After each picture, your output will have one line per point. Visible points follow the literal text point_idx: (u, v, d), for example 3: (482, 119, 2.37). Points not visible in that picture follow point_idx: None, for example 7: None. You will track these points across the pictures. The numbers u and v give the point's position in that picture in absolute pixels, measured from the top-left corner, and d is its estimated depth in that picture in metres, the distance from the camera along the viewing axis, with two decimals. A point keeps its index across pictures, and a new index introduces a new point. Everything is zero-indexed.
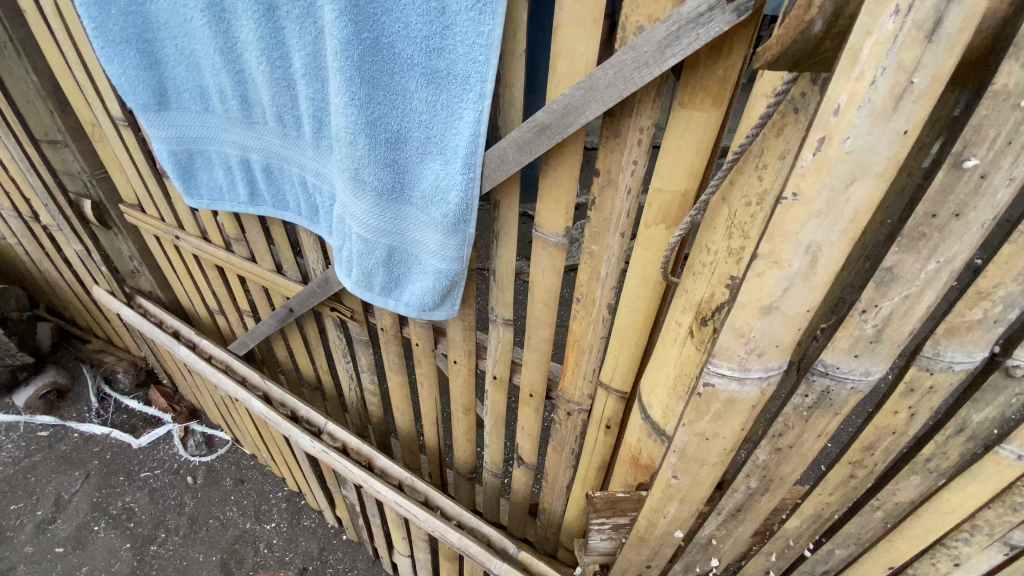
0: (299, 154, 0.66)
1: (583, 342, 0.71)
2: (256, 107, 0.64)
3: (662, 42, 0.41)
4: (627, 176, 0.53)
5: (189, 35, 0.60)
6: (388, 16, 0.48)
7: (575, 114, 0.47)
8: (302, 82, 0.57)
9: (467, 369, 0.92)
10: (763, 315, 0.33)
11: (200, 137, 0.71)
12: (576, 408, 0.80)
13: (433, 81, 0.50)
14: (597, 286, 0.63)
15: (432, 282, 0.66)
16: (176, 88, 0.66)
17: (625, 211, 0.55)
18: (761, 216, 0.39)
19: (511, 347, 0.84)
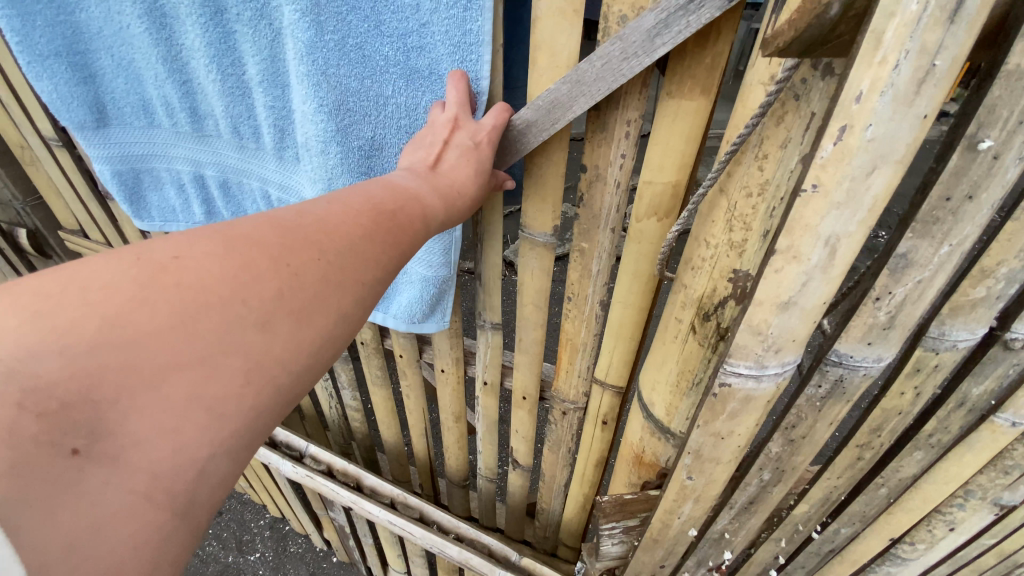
0: (260, 167, 0.62)
1: (576, 341, 0.69)
2: (208, 119, 0.59)
3: (650, 31, 0.39)
4: (616, 170, 0.51)
5: (127, 44, 0.54)
6: (355, 15, 0.44)
7: (562, 110, 0.45)
8: (259, 90, 0.53)
9: (456, 376, 0.90)
10: (782, 311, 0.32)
11: (147, 155, 0.65)
12: (571, 406, 0.78)
13: (413, 81, 0.47)
14: (589, 284, 0.62)
15: (419, 291, 0.63)
16: (117, 101, 0.60)
17: (615, 206, 0.54)
18: (763, 207, 0.38)
19: (501, 351, 0.82)
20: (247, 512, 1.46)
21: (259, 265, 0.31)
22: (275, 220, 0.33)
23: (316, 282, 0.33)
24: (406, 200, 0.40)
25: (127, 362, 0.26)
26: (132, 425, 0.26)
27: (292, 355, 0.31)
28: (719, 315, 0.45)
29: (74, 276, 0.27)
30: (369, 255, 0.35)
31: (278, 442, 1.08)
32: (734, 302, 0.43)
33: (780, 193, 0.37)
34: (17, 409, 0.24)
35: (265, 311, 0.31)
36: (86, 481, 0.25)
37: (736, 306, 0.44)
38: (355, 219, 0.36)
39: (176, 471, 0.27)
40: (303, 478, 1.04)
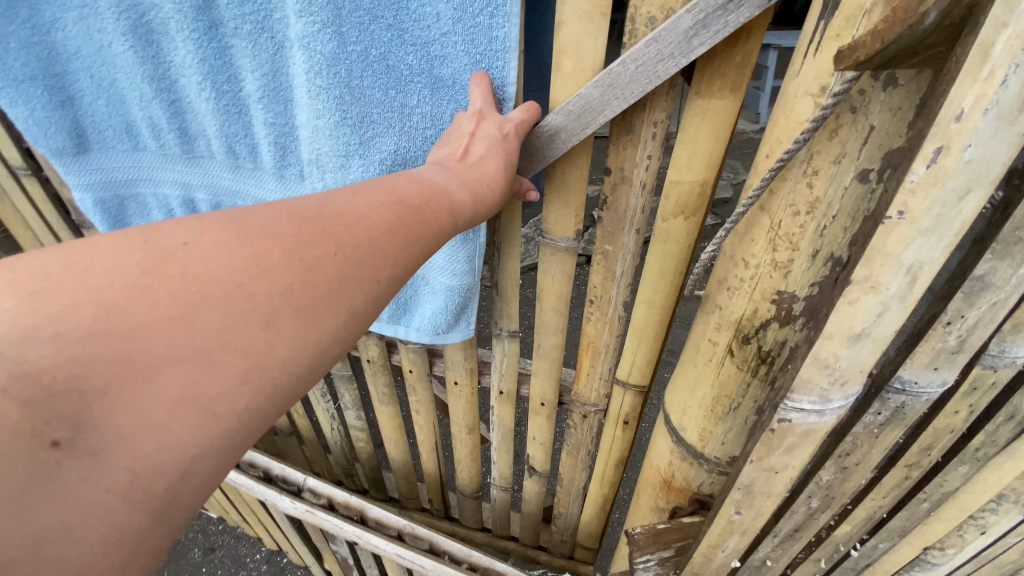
0: (257, 188, 0.59)
1: (598, 343, 0.76)
2: (200, 139, 0.56)
3: (687, 32, 0.41)
4: (642, 171, 0.57)
5: (109, 64, 0.51)
6: (377, 24, 0.46)
7: (594, 114, 0.48)
8: (259, 106, 0.52)
9: (470, 388, 0.96)
10: (853, 344, 0.30)
11: (131, 179, 0.60)
12: (591, 408, 0.86)
13: (437, 90, 0.49)
14: (612, 285, 0.68)
15: (443, 301, 0.70)
16: (96, 125, 0.56)
17: (639, 207, 0.60)
18: (813, 226, 0.35)
19: (517, 360, 0.89)
20: (241, 546, 1.39)
21: (268, 257, 0.31)
22: (292, 208, 0.34)
23: (330, 279, 0.33)
24: (433, 193, 0.40)
25: (123, 354, 0.27)
26: (116, 419, 0.27)
27: (295, 356, 0.31)
28: (760, 338, 0.42)
29: (77, 258, 0.28)
30: (388, 249, 0.35)
31: (274, 477, 1.04)
32: (778, 324, 0.41)
33: (831, 212, 0.35)
34: (3, 394, 0.24)
35: (269, 308, 0.31)
36: (66, 473, 0.26)
37: (778, 327, 0.41)
38: (380, 215, 0.36)
39: (156, 472, 0.27)
40: (302, 513, 0.98)
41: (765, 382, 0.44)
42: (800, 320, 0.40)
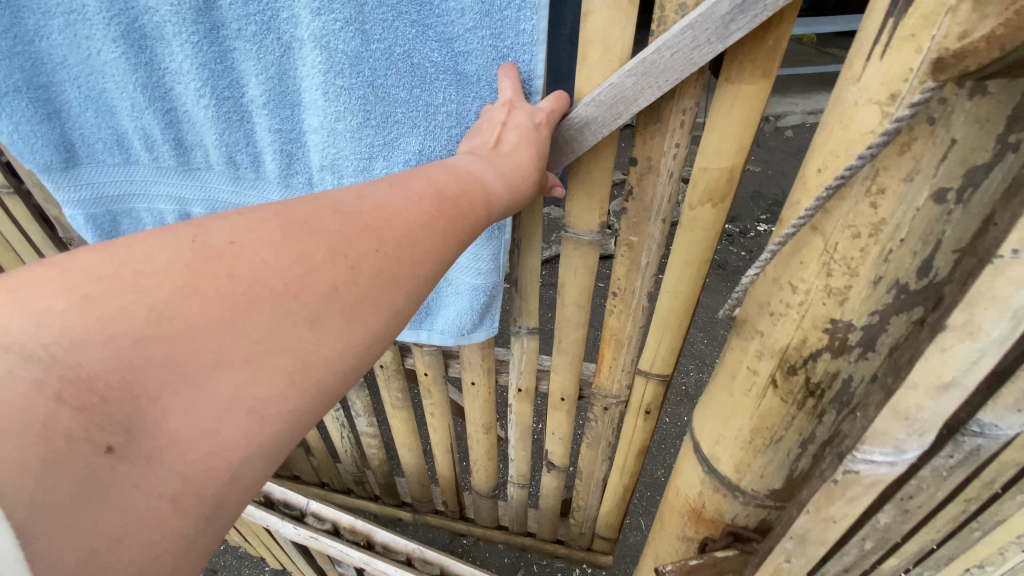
0: (258, 194, 0.76)
1: (621, 334, 1.05)
2: (192, 149, 0.73)
3: (725, 19, 0.57)
4: (671, 158, 0.78)
5: (99, 74, 0.66)
6: (379, 27, 0.60)
7: (628, 101, 0.66)
8: (263, 112, 0.67)
9: (488, 385, 1.24)
10: (940, 393, 0.32)
11: (123, 193, 0.78)
12: (612, 399, 1.19)
13: (462, 85, 0.64)
14: (637, 275, 0.94)
15: (471, 298, 0.88)
16: (87, 138, 0.72)
17: (666, 192, 0.82)
18: (876, 249, 0.37)
19: (535, 356, 1.16)
20: (243, 567, 1.43)
21: (315, 254, 0.41)
22: (332, 206, 0.44)
23: (371, 276, 0.42)
24: (470, 185, 0.53)
25: (172, 360, 0.35)
26: (166, 426, 0.35)
27: (339, 349, 0.41)
28: (809, 368, 0.44)
29: (127, 263, 0.36)
30: (427, 240, 0.46)
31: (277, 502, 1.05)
32: (830, 354, 0.43)
33: (898, 233, 0.36)
34: (60, 401, 0.32)
35: (313, 309, 0.40)
36: (117, 478, 0.34)
37: (830, 356, 0.43)
38: (421, 207, 0.47)
39: (202, 478, 0.36)
40: (307, 539, 1.00)
41: (812, 414, 0.47)
42: (856, 348, 0.42)
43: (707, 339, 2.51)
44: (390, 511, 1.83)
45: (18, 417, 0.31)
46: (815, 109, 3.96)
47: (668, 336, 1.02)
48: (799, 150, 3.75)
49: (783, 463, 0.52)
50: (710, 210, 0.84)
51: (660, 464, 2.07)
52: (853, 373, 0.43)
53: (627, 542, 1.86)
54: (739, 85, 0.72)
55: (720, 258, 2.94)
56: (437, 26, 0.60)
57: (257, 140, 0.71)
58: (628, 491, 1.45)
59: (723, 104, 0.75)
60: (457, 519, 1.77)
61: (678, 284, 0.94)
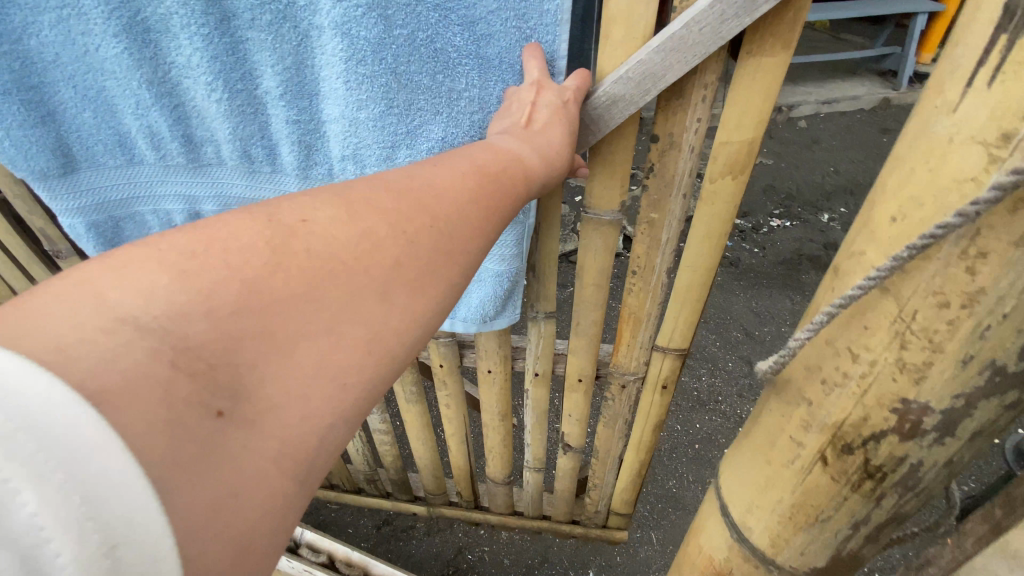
0: (270, 188, 0.81)
1: (639, 313, 1.08)
2: (202, 145, 0.76)
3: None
4: (692, 134, 0.82)
5: (96, 72, 0.69)
6: (398, 14, 0.63)
7: (656, 78, 0.69)
8: (279, 102, 0.71)
9: (504, 372, 1.30)
10: None
11: (125, 197, 0.82)
12: (631, 377, 1.23)
13: (484, 67, 0.68)
14: (656, 253, 0.98)
15: (492, 286, 0.92)
16: (86, 139, 0.75)
17: (686, 166, 0.86)
18: (968, 322, 0.42)
19: (551, 341, 1.21)
20: None
21: (381, 231, 0.45)
22: (391, 186, 0.47)
23: (428, 249, 0.46)
24: (512, 164, 0.56)
25: (264, 331, 0.39)
26: (264, 393, 0.39)
27: (405, 324, 0.45)
28: (870, 451, 0.50)
29: (217, 247, 0.40)
30: (474, 216, 0.50)
31: None
32: (899, 437, 0.49)
33: (990, 305, 0.41)
34: (175, 366, 0.35)
35: (381, 283, 0.44)
36: (226, 442, 0.36)
37: (898, 439, 0.49)
38: (464, 184, 0.51)
39: (298, 441, 0.39)
40: None
41: (872, 493, 0.53)
42: (931, 432, 0.48)
43: (720, 342, 2.55)
44: (405, 508, 1.95)
45: (145, 385, 0.34)
46: (829, 100, 3.92)
47: (686, 311, 1.07)
48: (813, 142, 3.71)
49: (828, 543, 0.58)
50: (729, 182, 0.87)
51: (670, 475, 2.08)
52: (920, 457, 0.50)
53: (637, 558, 1.86)
54: (760, 58, 0.74)
55: (734, 257, 3.01)
56: (460, 11, 0.63)
57: (271, 133, 0.75)
58: (642, 467, 1.51)
59: (744, 81, 0.77)
60: (473, 509, 1.88)
61: (696, 260, 0.98)
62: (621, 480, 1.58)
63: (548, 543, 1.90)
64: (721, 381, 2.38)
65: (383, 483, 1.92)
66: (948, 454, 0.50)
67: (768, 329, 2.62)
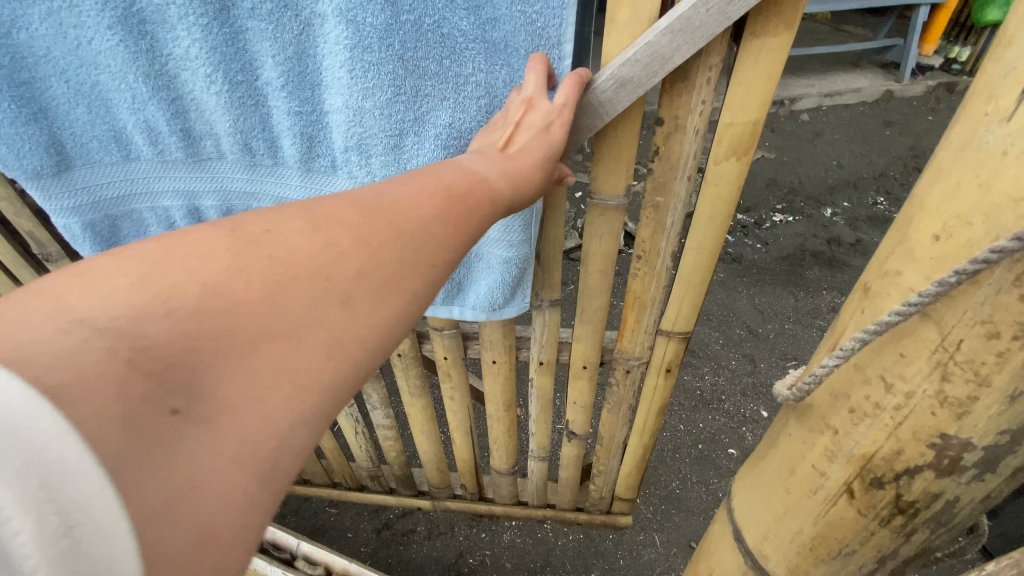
0: (270, 181, 0.82)
1: (644, 296, 1.14)
2: (200, 139, 0.78)
3: None
4: (698, 116, 0.86)
5: (92, 67, 0.70)
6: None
7: (666, 59, 0.72)
8: (280, 94, 0.72)
9: (508, 362, 1.33)
10: None
11: (123, 193, 0.84)
12: (635, 362, 1.29)
13: (489, 51, 0.68)
14: (661, 238, 1.02)
15: (502, 272, 0.93)
16: (80, 136, 0.77)
17: (692, 149, 0.90)
18: (1020, 355, 0.41)
19: (555, 329, 1.24)
20: None
21: (341, 245, 0.46)
22: (355, 201, 0.49)
23: (392, 263, 0.47)
24: (474, 184, 0.57)
25: (224, 330, 0.40)
26: (223, 392, 0.39)
27: (367, 330, 0.45)
28: (904, 486, 0.50)
29: (174, 254, 0.41)
30: (440, 233, 0.51)
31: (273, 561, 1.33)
32: (935, 473, 0.48)
33: None
34: (132, 364, 0.36)
35: (344, 289, 0.45)
36: (184, 440, 0.37)
37: (933, 475, 0.48)
38: (431, 203, 0.52)
39: (257, 442, 0.39)
40: None
41: (903, 529, 0.52)
42: (970, 467, 0.47)
43: (722, 340, 2.55)
44: (409, 502, 1.95)
45: (96, 377, 0.34)
46: (832, 92, 3.88)
47: (690, 293, 1.12)
48: (815, 135, 3.68)
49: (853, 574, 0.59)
50: (733, 163, 0.92)
51: (673, 475, 2.07)
52: (956, 494, 0.49)
53: (641, 560, 1.84)
54: (764, 38, 0.78)
55: (737, 253, 3.01)
56: None
57: (272, 125, 0.76)
58: (646, 451, 1.57)
59: (747, 64, 0.81)
60: (479, 500, 1.90)
61: (701, 242, 1.03)
62: (626, 464, 1.63)
63: (551, 546, 1.88)
64: (723, 380, 2.37)
65: (387, 479, 1.94)
66: (985, 489, 0.50)
67: (770, 326, 2.62)
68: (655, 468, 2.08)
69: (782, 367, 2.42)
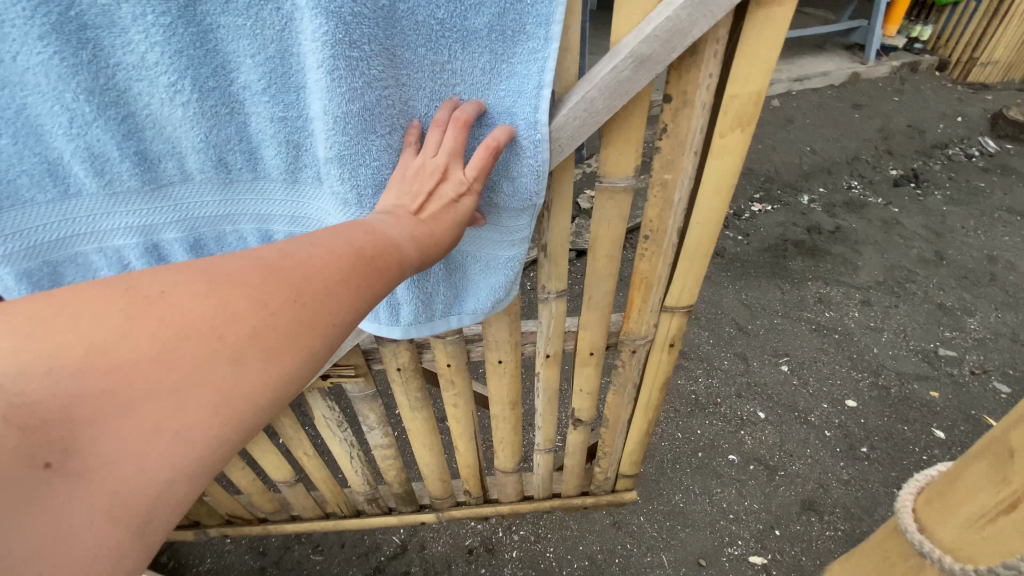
0: (250, 197, 0.71)
1: (650, 275, 1.11)
2: (161, 160, 0.64)
3: None
4: (702, 91, 0.82)
5: (15, 84, 0.55)
6: None
7: (685, 33, 0.70)
8: (259, 100, 0.63)
9: (515, 359, 1.29)
10: None
11: (63, 237, 0.65)
12: (640, 341, 1.28)
13: (468, 42, 0.62)
14: (667, 214, 0.99)
15: (502, 273, 0.86)
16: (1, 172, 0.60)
17: (697, 126, 0.87)
18: None
19: (561, 320, 1.21)
20: None
21: (238, 305, 0.46)
22: (258, 259, 0.49)
23: (287, 324, 0.47)
24: (382, 242, 0.57)
25: (105, 388, 0.40)
26: (102, 445, 0.40)
27: (258, 384, 0.46)
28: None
29: (68, 306, 0.41)
30: (342, 295, 0.51)
31: None
32: None
33: None
34: (6, 423, 0.37)
35: (235, 348, 0.45)
36: (55, 489, 0.38)
37: None
38: (336, 265, 0.52)
39: (134, 491, 0.41)
40: None
41: None
42: None
43: (713, 339, 2.48)
44: (411, 519, 1.87)
45: None
46: (801, 75, 3.86)
47: (695, 267, 1.11)
48: (788, 121, 3.59)
49: None
50: (738, 135, 0.89)
51: (675, 488, 1.97)
52: None
53: None
54: (771, 8, 0.75)
55: (719, 247, 2.93)
56: None
57: (250, 136, 0.66)
58: (649, 425, 1.58)
59: (753, 35, 0.77)
60: (483, 504, 1.86)
61: (707, 214, 1.01)
62: (631, 443, 1.65)
63: None
64: (717, 381, 2.30)
65: (384, 500, 1.85)
66: None
67: (759, 322, 2.55)
68: (656, 481, 1.99)
69: (774, 364, 2.36)
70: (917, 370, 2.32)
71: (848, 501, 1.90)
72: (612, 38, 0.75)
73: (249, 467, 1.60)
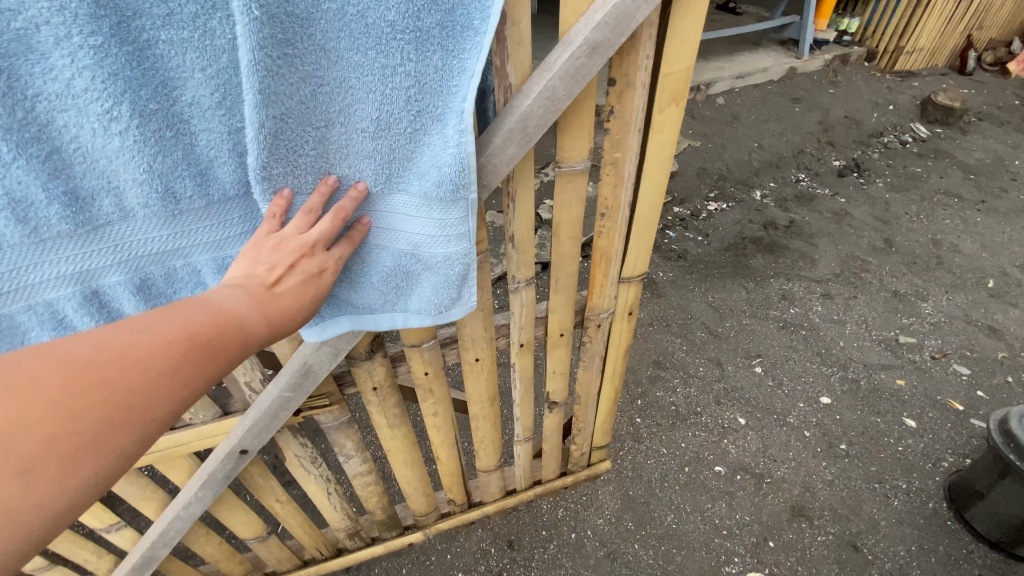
0: (202, 227, 0.62)
1: (608, 250, 1.09)
2: (94, 199, 0.55)
3: None
4: (642, 70, 0.82)
5: None
6: None
7: (631, 19, 0.71)
8: (207, 117, 0.55)
9: (490, 359, 1.23)
10: None
11: None
12: (603, 317, 1.27)
13: (418, 40, 0.57)
14: (619, 190, 0.98)
15: (446, 272, 0.75)
16: None
17: (640, 102, 0.86)
18: None
19: (529, 311, 1.16)
20: None
21: (35, 411, 0.40)
22: (74, 353, 0.43)
23: (98, 424, 0.43)
24: (223, 318, 0.52)
25: None
26: None
27: (51, 497, 0.41)
28: None
29: None
30: (170, 382, 0.47)
31: None
32: None
33: None
34: None
35: (25, 459, 0.40)
36: None
37: None
38: (165, 352, 0.47)
39: None
40: None
41: None
42: None
43: (686, 344, 2.47)
44: (397, 543, 1.77)
45: None
46: (743, 74, 3.93)
47: (646, 236, 1.11)
48: (734, 118, 3.70)
49: None
50: (674, 110, 0.90)
51: (667, 507, 1.92)
52: None
53: None
54: None
55: (681, 249, 2.93)
56: None
57: (199, 158, 0.57)
58: (614, 398, 1.59)
59: (677, 11, 0.79)
60: (467, 509, 1.81)
61: (653, 186, 1.01)
62: (601, 414, 1.65)
63: None
64: (694, 391, 2.28)
65: (367, 531, 1.73)
66: None
67: (728, 324, 2.56)
68: (646, 503, 1.93)
69: (748, 367, 2.37)
70: (881, 360, 2.38)
71: (835, 502, 1.91)
72: (561, 28, 0.75)
73: (214, 531, 1.44)
